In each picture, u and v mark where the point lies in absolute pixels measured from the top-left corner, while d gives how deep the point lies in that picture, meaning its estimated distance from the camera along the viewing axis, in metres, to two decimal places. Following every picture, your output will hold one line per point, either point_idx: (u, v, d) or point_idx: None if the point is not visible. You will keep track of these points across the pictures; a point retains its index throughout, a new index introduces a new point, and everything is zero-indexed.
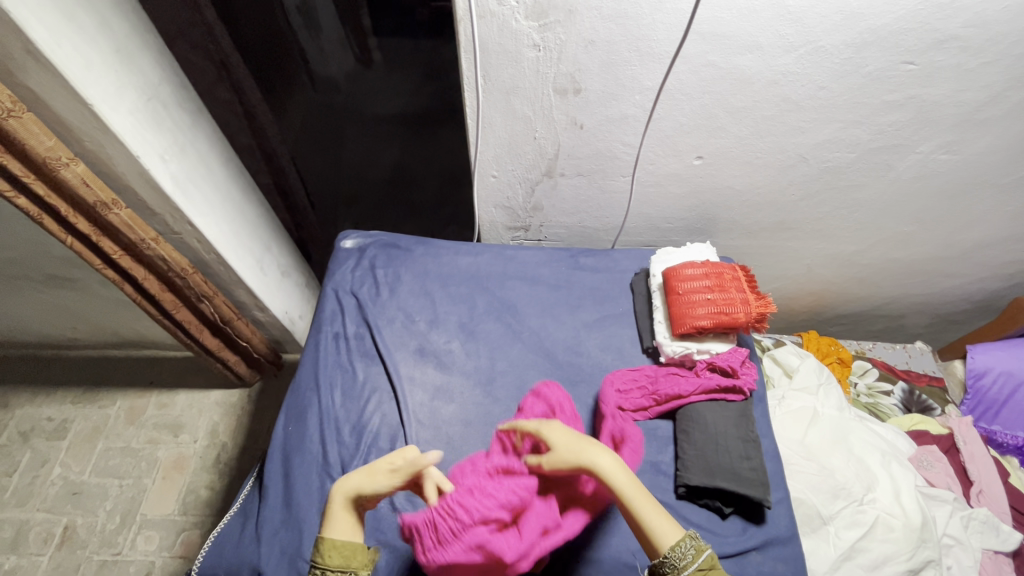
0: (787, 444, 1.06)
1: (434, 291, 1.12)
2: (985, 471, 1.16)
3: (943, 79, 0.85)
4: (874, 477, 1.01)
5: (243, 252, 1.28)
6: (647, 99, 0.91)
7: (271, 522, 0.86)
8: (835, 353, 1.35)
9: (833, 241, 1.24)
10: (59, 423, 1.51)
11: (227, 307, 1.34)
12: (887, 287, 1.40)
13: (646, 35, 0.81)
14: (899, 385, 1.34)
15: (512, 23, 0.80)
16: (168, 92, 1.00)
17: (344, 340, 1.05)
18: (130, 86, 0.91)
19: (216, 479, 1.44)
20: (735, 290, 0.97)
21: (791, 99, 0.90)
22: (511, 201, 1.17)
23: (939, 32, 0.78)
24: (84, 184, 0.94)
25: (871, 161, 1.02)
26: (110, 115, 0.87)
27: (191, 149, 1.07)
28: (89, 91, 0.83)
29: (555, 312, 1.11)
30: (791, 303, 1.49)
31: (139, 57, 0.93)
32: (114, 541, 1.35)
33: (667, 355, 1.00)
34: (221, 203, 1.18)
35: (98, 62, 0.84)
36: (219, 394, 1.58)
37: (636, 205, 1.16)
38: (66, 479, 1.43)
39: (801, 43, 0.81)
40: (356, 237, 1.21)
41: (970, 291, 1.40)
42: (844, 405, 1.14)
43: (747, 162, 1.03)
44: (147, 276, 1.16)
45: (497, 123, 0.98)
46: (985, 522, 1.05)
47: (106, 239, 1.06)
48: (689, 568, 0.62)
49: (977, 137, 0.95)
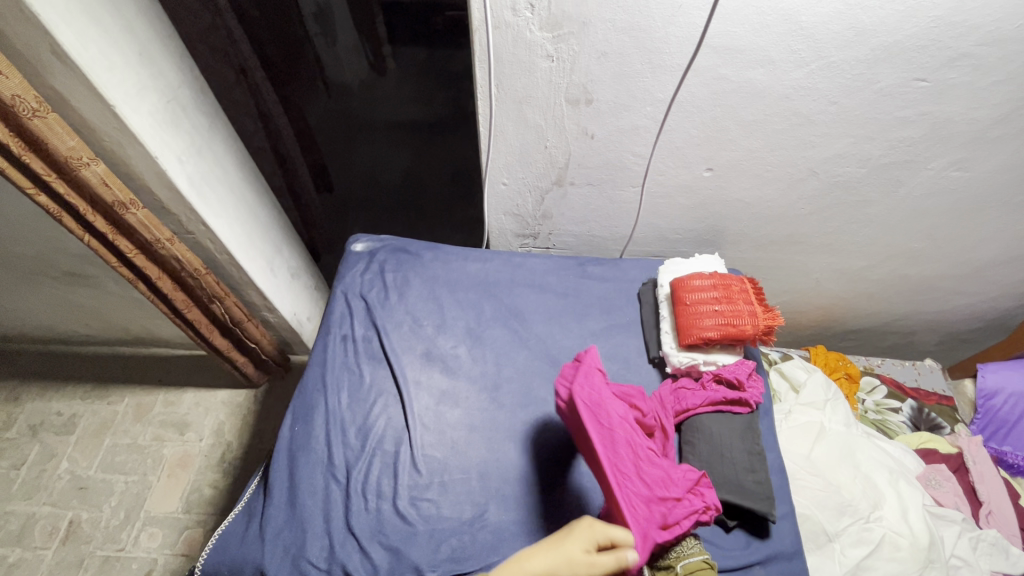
0: (792, 458, 1.06)
1: (442, 296, 1.13)
2: (996, 492, 1.15)
3: (955, 96, 0.85)
4: (881, 494, 1.00)
5: (255, 254, 1.30)
6: (658, 110, 0.92)
7: (275, 522, 0.87)
8: (843, 369, 1.34)
9: (844, 256, 1.24)
10: (68, 418, 1.53)
11: (237, 309, 1.36)
12: (896, 303, 1.39)
13: (659, 48, 0.82)
14: (907, 403, 1.33)
15: (526, 34, 0.82)
16: (188, 95, 1.02)
17: (352, 342, 1.06)
18: (151, 88, 0.93)
19: (220, 478, 1.45)
20: (743, 303, 0.97)
21: (803, 113, 0.91)
22: (521, 209, 1.18)
23: (952, 49, 0.79)
24: (103, 184, 0.96)
25: (882, 176, 1.01)
26: (131, 116, 0.89)
27: (208, 151, 1.09)
28: (112, 93, 0.85)
29: (562, 320, 1.11)
30: (799, 317, 1.48)
31: (162, 61, 0.95)
32: (118, 537, 1.36)
33: (673, 365, 1.00)
34: (235, 205, 1.20)
35: (121, 65, 0.86)
36: (226, 393, 1.59)
37: (645, 215, 1.16)
38: (73, 474, 1.45)
39: (813, 58, 0.82)
40: (367, 240, 1.22)
41: (981, 309, 1.39)
42: (850, 421, 1.13)
43: (757, 175, 1.04)
44: (161, 275, 1.18)
45: (509, 131, 0.99)
46: (994, 544, 1.04)
47: (121, 238, 1.07)
48: (693, 553, 0.80)
49: (990, 155, 0.95)
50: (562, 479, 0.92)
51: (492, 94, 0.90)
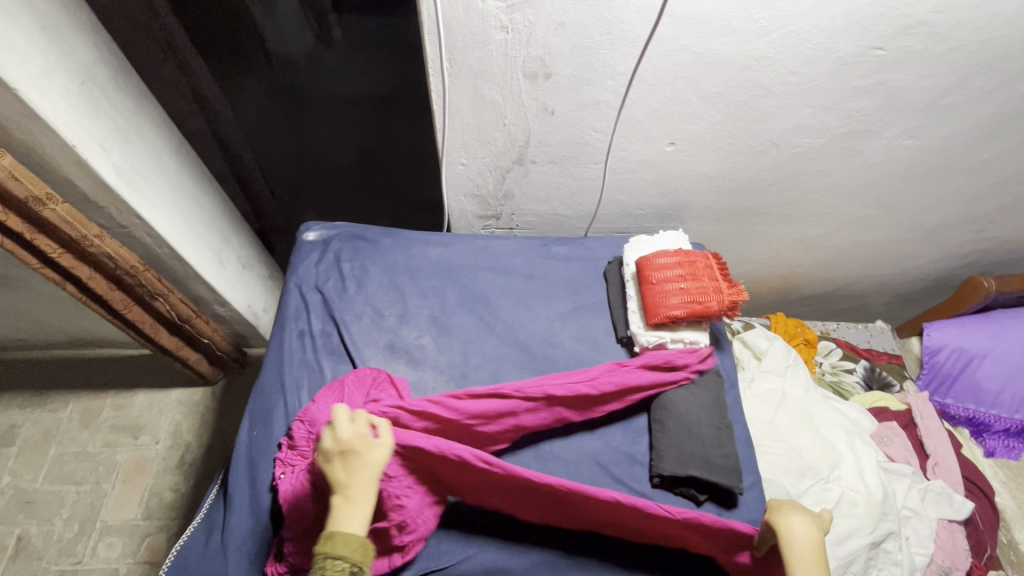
0: (757, 426, 1.09)
1: (403, 285, 1.08)
2: (942, 445, 1.21)
3: (909, 64, 0.85)
4: (839, 454, 1.05)
5: (200, 246, 1.21)
6: (619, 83, 0.89)
7: (239, 531, 0.84)
8: (803, 335, 1.39)
9: (802, 225, 1.25)
10: (6, 429, 1.42)
11: (184, 305, 1.27)
12: (851, 269, 1.43)
13: (618, 18, 0.78)
14: (861, 364, 1.39)
15: (478, 3, 0.76)
16: (104, 75, 0.92)
17: (310, 338, 1.00)
18: (61, 68, 0.83)
19: (181, 481, 1.38)
20: (707, 278, 0.97)
21: (763, 84, 0.89)
22: (482, 189, 1.13)
23: (908, 17, 0.78)
24: (12, 178, 0.86)
25: (839, 147, 1.02)
26: (39, 100, 0.79)
27: (134, 136, 1.00)
28: (12, 75, 0.75)
29: (529, 304, 1.09)
30: (760, 286, 1.51)
31: (70, 35, 0.84)
32: (74, 550, 1.29)
33: (642, 345, 0.99)
34: (172, 193, 1.11)
35: (20, 42, 0.76)
36: (181, 392, 1.51)
37: (608, 192, 1.14)
38: (18, 488, 1.35)
39: (774, 28, 0.80)
40: (320, 228, 1.16)
41: (927, 271, 1.45)
42: (809, 385, 1.18)
43: (719, 148, 1.03)
44: (92, 275, 1.09)
45: (465, 108, 0.93)
46: (940, 493, 1.10)
47: (42, 237, 0.98)
48: None
49: (940, 122, 0.97)
50: (534, 464, 0.91)
51: (445, 69, 0.85)
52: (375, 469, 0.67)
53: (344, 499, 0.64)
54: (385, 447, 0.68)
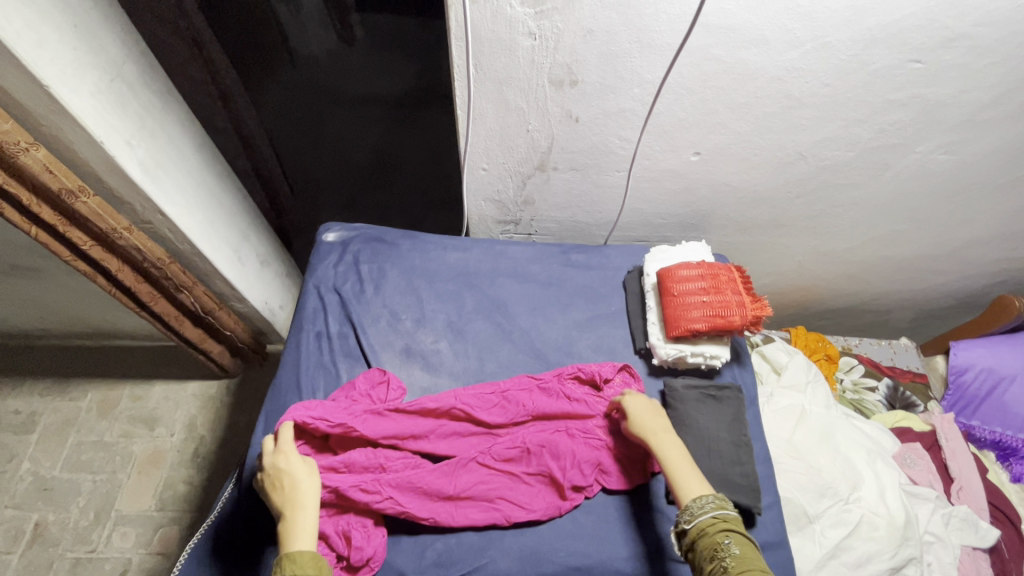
0: (774, 443, 1.06)
1: (420, 289, 1.08)
2: (966, 469, 1.17)
3: (948, 79, 0.83)
4: (860, 476, 1.02)
5: (221, 243, 1.22)
6: (646, 92, 0.87)
7: None
8: (824, 350, 1.36)
9: (827, 238, 1.23)
10: (27, 416, 1.45)
11: (207, 297, 1.29)
12: (876, 284, 1.40)
13: (648, 26, 0.77)
14: (884, 382, 1.36)
15: (506, 9, 0.75)
16: (133, 72, 0.93)
17: (327, 340, 1.00)
18: (91, 65, 0.84)
19: (195, 474, 1.40)
20: (731, 293, 0.95)
21: (794, 96, 0.87)
22: (501, 194, 1.13)
23: (949, 30, 0.76)
24: (46, 171, 0.87)
25: (871, 160, 1.00)
26: (69, 98, 0.80)
27: (160, 133, 1.01)
28: (43, 72, 0.76)
29: (546, 311, 1.08)
30: (781, 298, 1.48)
31: (101, 33, 0.85)
32: (89, 538, 1.31)
33: (661, 357, 0.98)
34: (194, 190, 1.12)
35: (53, 40, 0.77)
36: (197, 386, 1.52)
37: (630, 200, 1.13)
38: (36, 475, 1.37)
39: (808, 38, 0.78)
40: (339, 229, 1.16)
41: (956, 288, 1.41)
42: (830, 403, 1.15)
43: (744, 159, 1.01)
44: (121, 267, 1.10)
45: (488, 113, 0.93)
46: (965, 519, 1.07)
47: (73, 230, 0.98)
48: (706, 514, 0.70)
49: (977, 138, 0.93)
50: None
51: (470, 75, 0.84)
52: (308, 489, 0.75)
53: (293, 522, 0.72)
54: (314, 469, 0.77)
